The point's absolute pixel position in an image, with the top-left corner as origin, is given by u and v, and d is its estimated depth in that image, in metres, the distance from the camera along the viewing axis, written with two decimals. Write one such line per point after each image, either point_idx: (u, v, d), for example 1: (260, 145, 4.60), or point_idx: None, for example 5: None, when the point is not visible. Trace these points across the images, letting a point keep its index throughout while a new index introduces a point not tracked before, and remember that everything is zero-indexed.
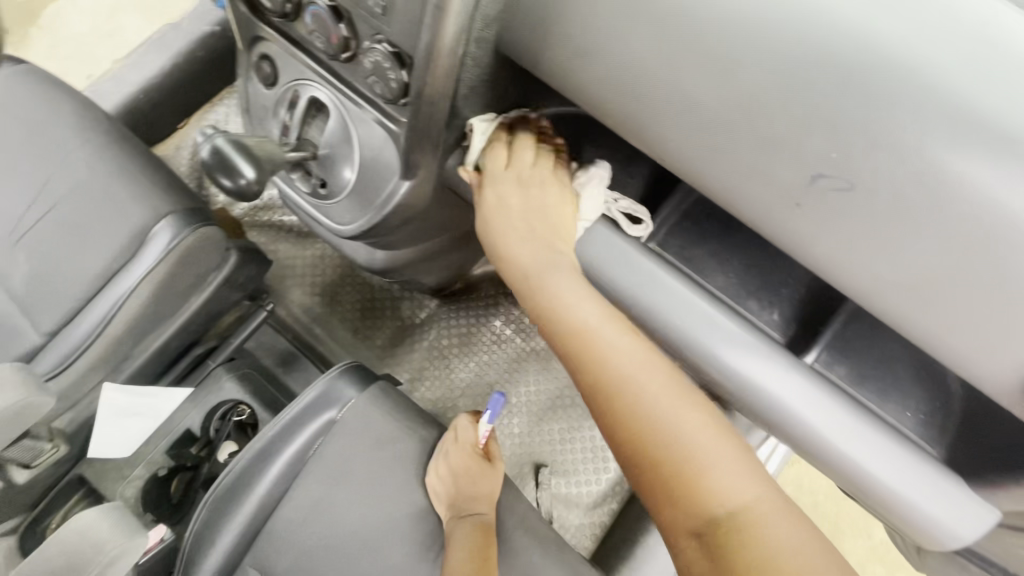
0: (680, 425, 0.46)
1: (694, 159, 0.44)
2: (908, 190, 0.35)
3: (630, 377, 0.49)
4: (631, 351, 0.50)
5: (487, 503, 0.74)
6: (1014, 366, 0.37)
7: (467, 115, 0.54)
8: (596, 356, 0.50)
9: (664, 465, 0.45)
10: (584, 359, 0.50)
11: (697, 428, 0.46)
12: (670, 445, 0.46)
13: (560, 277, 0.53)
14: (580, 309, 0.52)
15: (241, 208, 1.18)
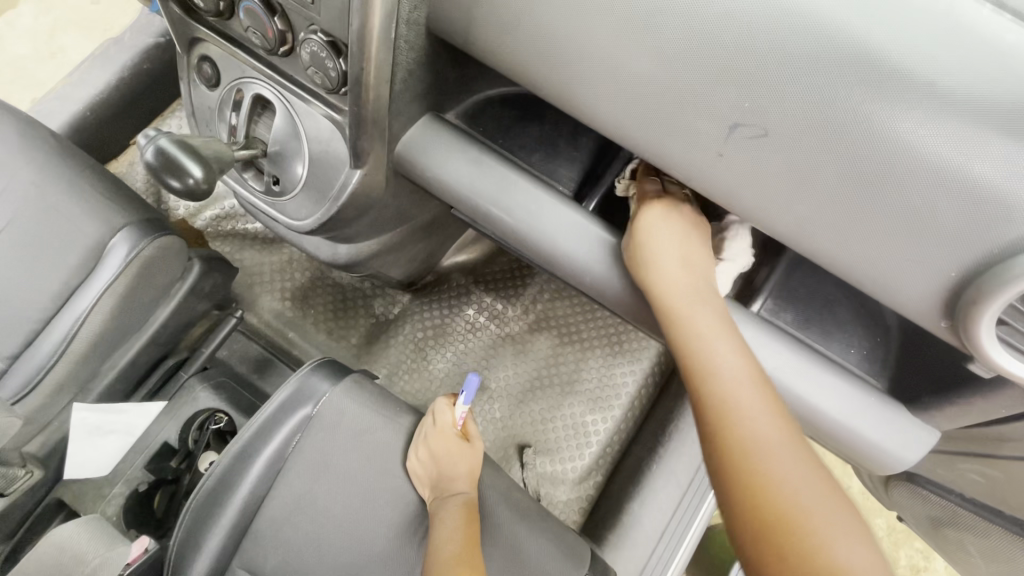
0: (770, 437, 0.41)
1: (625, 122, 0.45)
2: (813, 130, 0.38)
3: (731, 383, 0.44)
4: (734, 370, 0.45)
5: (469, 483, 0.75)
6: (927, 288, 0.40)
7: (409, 100, 0.55)
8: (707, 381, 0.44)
9: (754, 510, 0.38)
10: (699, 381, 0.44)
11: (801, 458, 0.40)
12: (749, 446, 0.41)
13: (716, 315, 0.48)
14: (717, 342, 0.46)
15: (205, 217, 1.18)
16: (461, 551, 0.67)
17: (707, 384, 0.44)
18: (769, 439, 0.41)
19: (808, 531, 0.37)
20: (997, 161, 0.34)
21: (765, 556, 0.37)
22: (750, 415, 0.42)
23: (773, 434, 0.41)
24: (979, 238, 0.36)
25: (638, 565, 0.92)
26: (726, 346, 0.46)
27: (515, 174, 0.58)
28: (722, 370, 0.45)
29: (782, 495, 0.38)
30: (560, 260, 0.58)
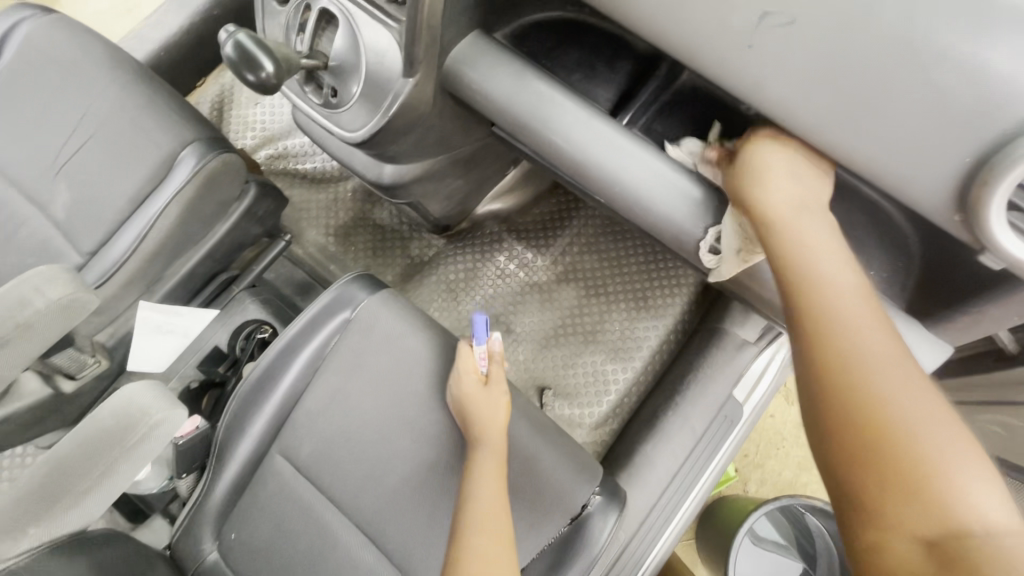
0: (870, 347, 0.42)
1: (659, 21, 0.48)
2: (838, 11, 0.40)
3: (836, 297, 0.44)
4: (831, 267, 0.46)
5: (498, 433, 0.73)
6: (946, 176, 0.42)
7: (461, 11, 0.59)
8: (803, 281, 0.46)
9: (852, 403, 0.40)
10: (792, 280, 0.46)
11: (923, 391, 0.39)
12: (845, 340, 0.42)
13: (806, 227, 0.48)
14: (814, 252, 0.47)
15: (261, 155, 1.27)
16: (493, 504, 0.66)
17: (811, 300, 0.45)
18: (871, 348, 0.41)
19: (929, 466, 0.36)
20: (1007, 45, 0.36)
21: (852, 458, 0.38)
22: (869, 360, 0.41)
23: (874, 343, 0.42)
24: (994, 118, 0.38)
25: (646, 504, 0.96)
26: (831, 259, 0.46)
27: (556, 89, 0.62)
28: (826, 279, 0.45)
29: (904, 440, 0.37)
30: (590, 170, 0.61)
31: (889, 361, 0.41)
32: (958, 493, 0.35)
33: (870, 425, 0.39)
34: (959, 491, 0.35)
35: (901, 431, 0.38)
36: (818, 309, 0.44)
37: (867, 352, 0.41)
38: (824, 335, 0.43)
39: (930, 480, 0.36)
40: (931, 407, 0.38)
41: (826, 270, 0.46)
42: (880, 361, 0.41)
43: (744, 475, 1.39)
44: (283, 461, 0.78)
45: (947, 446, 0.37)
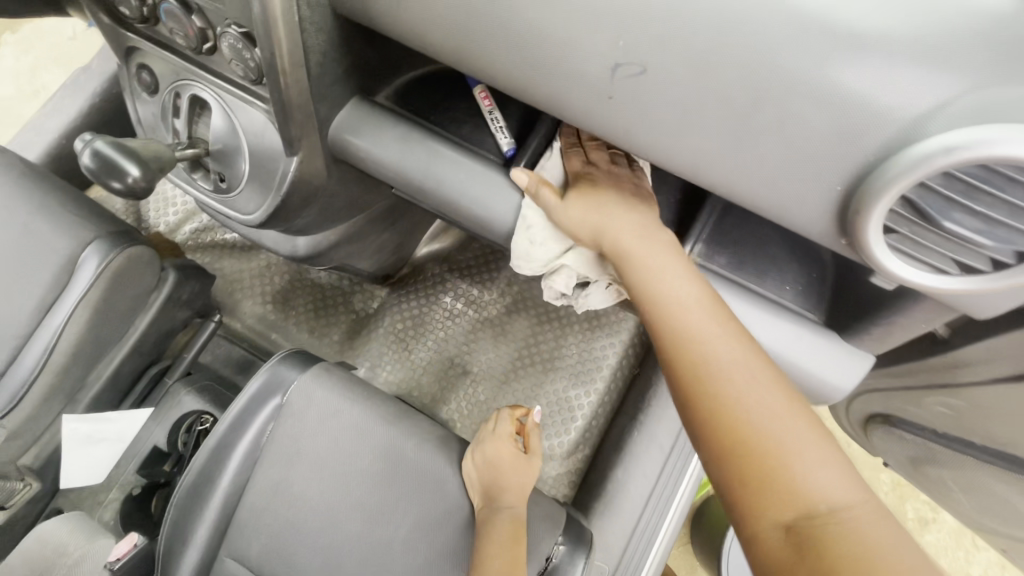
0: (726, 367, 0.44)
1: (520, 79, 0.46)
2: (684, 58, 0.38)
3: (687, 317, 0.47)
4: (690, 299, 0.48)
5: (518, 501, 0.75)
6: (825, 204, 0.40)
7: (331, 81, 0.57)
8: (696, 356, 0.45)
9: (723, 430, 0.41)
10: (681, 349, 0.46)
11: (773, 403, 0.41)
12: (725, 389, 0.43)
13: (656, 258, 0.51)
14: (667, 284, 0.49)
15: (185, 232, 1.21)
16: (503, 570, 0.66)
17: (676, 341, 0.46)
18: (734, 377, 0.43)
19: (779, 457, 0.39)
20: (858, 69, 0.34)
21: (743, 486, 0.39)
22: (755, 419, 0.40)
23: (766, 393, 0.42)
24: (858, 143, 0.37)
25: (625, 532, 0.93)
26: (736, 367, 0.43)
27: (445, 146, 0.60)
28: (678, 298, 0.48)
29: (774, 455, 0.39)
30: (494, 221, 0.60)
31: (772, 412, 0.41)
32: (804, 475, 0.38)
33: (741, 447, 0.40)
34: (806, 480, 0.37)
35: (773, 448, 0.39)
36: (709, 394, 0.43)
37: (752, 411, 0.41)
38: (715, 406, 0.42)
39: (786, 464, 0.38)
40: (774, 418, 0.40)
41: (687, 311, 0.47)
42: (769, 419, 0.40)
43: None
44: (234, 563, 0.73)
45: (794, 449, 0.39)
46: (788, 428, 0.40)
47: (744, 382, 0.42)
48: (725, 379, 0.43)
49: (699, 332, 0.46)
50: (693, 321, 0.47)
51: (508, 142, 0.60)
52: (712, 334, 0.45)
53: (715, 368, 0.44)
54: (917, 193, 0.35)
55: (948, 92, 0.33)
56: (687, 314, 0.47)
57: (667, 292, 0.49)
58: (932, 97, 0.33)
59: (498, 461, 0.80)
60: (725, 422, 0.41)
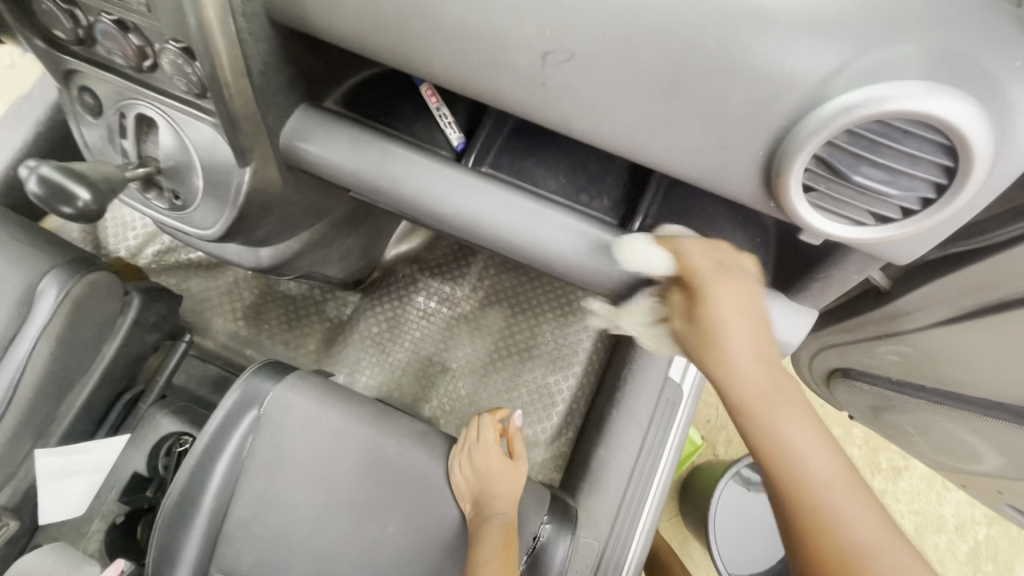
0: (817, 464, 0.41)
1: (458, 73, 0.47)
2: (607, 42, 0.40)
3: (774, 401, 0.43)
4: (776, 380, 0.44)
5: (509, 508, 0.76)
6: (751, 170, 0.43)
7: (276, 90, 0.57)
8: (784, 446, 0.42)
9: (812, 535, 0.39)
10: (765, 437, 0.42)
11: (862, 512, 0.39)
12: (817, 487, 0.40)
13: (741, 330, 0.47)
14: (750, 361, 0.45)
15: (147, 255, 1.19)
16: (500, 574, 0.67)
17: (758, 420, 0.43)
18: (822, 474, 0.40)
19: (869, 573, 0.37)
20: (764, 40, 0.37)
21: None
22: (846, 530, 0.39)
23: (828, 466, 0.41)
24: (773, 109, 0.39)
25: (612, 507, 0.96)
26: (832, 479, 0.40)
27: (397, 144, 0.61)
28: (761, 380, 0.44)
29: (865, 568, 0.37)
30: (446, 212, 0.61)
31: (861, 522, 0.39)
32: None
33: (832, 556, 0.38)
34: None
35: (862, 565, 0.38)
36: (805, 506, 0.40)
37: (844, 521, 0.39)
38: (802, 509, 0.40)
39: None
40: (864, 529, 0.39)
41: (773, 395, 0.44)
42: (860, 531, 0.39)
43: (710, 440, 1.37)
44: None
45: (885, 565, 0.38)
46: (876, 539, 0.38)
47: (841, 500, 0.40)
48: (821, 488, 0.40)
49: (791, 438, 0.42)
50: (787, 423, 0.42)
51: (458, 137, 0.62)
52: (806, 439, 0.42)
53: (813, 483, 0.40)
54: (827, 151, 0.38)
55: (846, 56, 0.36)
56: (775, 412, 0.43)
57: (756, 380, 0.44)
58: (831, 62, 0.36)
59: (486, 465, 0.80)
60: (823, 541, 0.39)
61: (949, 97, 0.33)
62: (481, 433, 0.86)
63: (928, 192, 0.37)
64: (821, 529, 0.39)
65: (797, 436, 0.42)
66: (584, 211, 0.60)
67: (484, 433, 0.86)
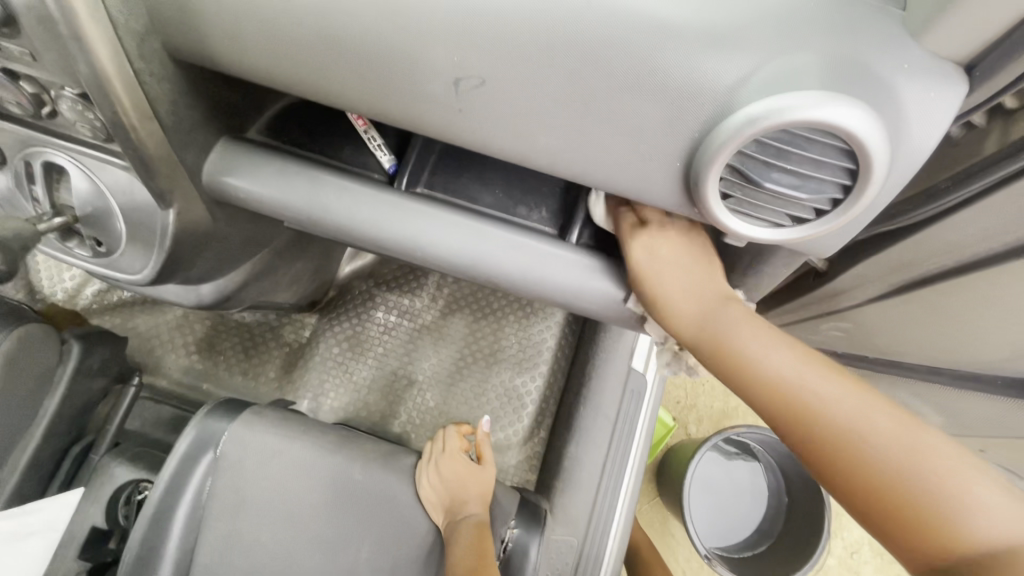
0: (827, 393, 0.41)
1: (374, 102, 0.46)
2: (516, 65, 0.40)
3: (767, 359, 0.44)
4: (773, 343, 0.45)
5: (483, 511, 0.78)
6: (671, 181, 0.44)
7: (190, 127, 0.55)
8: (783, 389, 0.42)
9: (836, 458, 0.38)
10: (759, 385, 0.44)
11: (889, 423, 0.38)
12: (831, 412, 0.40)
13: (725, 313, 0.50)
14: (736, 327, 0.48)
15: (87, 296, 1.13)
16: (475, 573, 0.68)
17: (757, 376, 0.44)
18: (833, 401, 0.40)
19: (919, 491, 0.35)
20: (668, 57, 0.37)
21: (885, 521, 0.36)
22: (870, 440, 0.38)
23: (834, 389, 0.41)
24: (683, 123, 0.40)
25: (587, 502, 0.98)
26: (842, 400, 0.40)
27: (326, 172, 0.60)
28: (757, 348, 0.46)
29: (909, 483, 0.36)
30: (377, 235, 0.61)
31: (885, 433, 0.38)
32: (966, 511, 0.34)
33: (871, 478, 0.37)
34: (967, 510, 0.34)
35: (903, 477, 0.36)
36: (828, 439, 0.39)
37: (870, 435, 0.38)
38: (824, 440, 0.39)
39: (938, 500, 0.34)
40: (892, 433, 0.37)
41: (768, 355, 0.45)
42: (886, 438, 0.37)
43: (682, 421, 1.40)
44: None
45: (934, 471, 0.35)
46: (911, 441, 0.37)
47: (903, 452, 0.36)
48: (834, 416, 0.39)
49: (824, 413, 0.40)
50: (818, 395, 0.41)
51: (388, 159, 0.61)
52: (806, 374, 0.42)
53: (833, 416, 0.39)
54: (738, 160, 0.39)
55: (747, 68, 0.36)
56: (774, 363, 0.44)
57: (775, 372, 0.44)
58: (734, 74, 0.37)
59: (456, 473, 0.81)
60: (887, 508, 0.36)
61: (842, 104, 0.34)
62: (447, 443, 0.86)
63: (836, 193, 0.39)
64: (848, 452, 0.38)
65: (792, 371, 0.43)
66: (524, 224, 0.60)
67: (449, 440, 0.86)
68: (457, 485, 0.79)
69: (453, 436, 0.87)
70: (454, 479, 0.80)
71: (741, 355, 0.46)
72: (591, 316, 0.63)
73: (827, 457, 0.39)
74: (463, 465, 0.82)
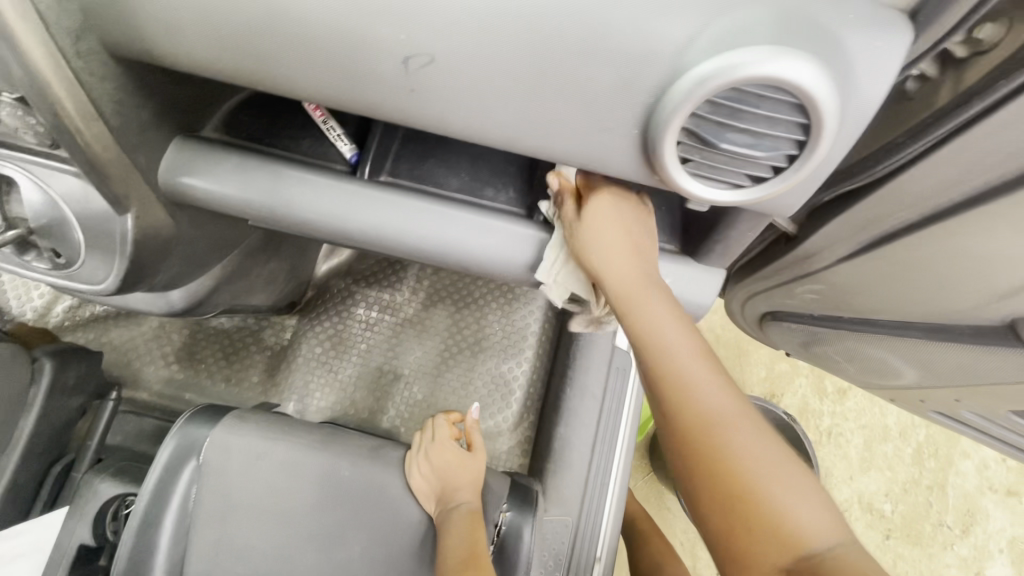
0: (710, 394, 0.44)
1: (324, 88, 0.45)
2: (464, 39, 0.39)
3: (673, 351, 0.47)
4: (682, 341, 0.48)
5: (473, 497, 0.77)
6: (630, 150, 0.43)
7: (140, 127, 0.53)
8: (676, 377, 0.45)
9: (698, 449, 0.42)
10: (658, 367, 0.47)
11: (750, 431, 0.42)
12: (707, 409, 0.43)
13: (651, 298, 0.51)
14: (653, 311, 0.50)
15: (58, 312, 1.11)
16: (468, 560, 0.68)
17: (657, 360, 0.47)
18: (715, 403, 0.43)
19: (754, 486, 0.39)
20: (616, 21, 0.37)
21: (717, 508, 0.40)
22: (723, 436, 0.42)
23: (718, 391, 0.44)
24: (637, 87, 0.39)
25: (579, 481, 0.99)
26: (720, 402, 0.43)
27: (286, 166, 0.58)
28: (665, 338, 0.48)
29: (747, 480, 0.40)
30: (338, 227, 0.60)
31: (743, 435, 0.42)
32: (786, 513, 0.38)
33: (720, 470, 0.41)
34: (786, 509, 0.38)
35: (746, 474, 0.40)
36: (699, 431, 0.42)
37: (729, 431, 0.42)
38: (690, 429, 0.43)
39: (765, 499, 0.39)
40: (749, 440, 0.41)
41: (673, 346, 0.47)
42: (741, 440, 0.41)
43: None
44: None
45: (769, 476, 0.40)
46: (760, 450, 0.41)
47: (752, 447, 0.41)
48: (709, 415, 0.43)
49: (712, 414, 0.43)
50: (706, 398, 0.44)
51: (349, 149, 0.59)
52: (699, 372, 0.45)
53: (707, 413, 0.43)
54: (692, 122, 0.39)
55: (695, 27, 0.36)
56: (676, 354, 0.47)
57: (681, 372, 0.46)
58: (683, 34, 0.36)
59: (448, 459, 0.80)
60: (730, 490, 0.40)
61: (790, 58, 0.34)
62: (438, 432, 0.86)
63: (791, 149, 0.39)
64: (710, 443, 0.41)
65: (687, 366, 0.46)
66: (492, 206, 0.59)
67: (439, 429, 0.85)
68: (446, 472, 0.78)
69: (445, 424, 0.87)
70: (444, 466, 0.79)
71: (648, 336, 0.49)
72: (567, 295, 0.63)
73: (689, 442, 0.42)
74: (453, 452, 0.82)
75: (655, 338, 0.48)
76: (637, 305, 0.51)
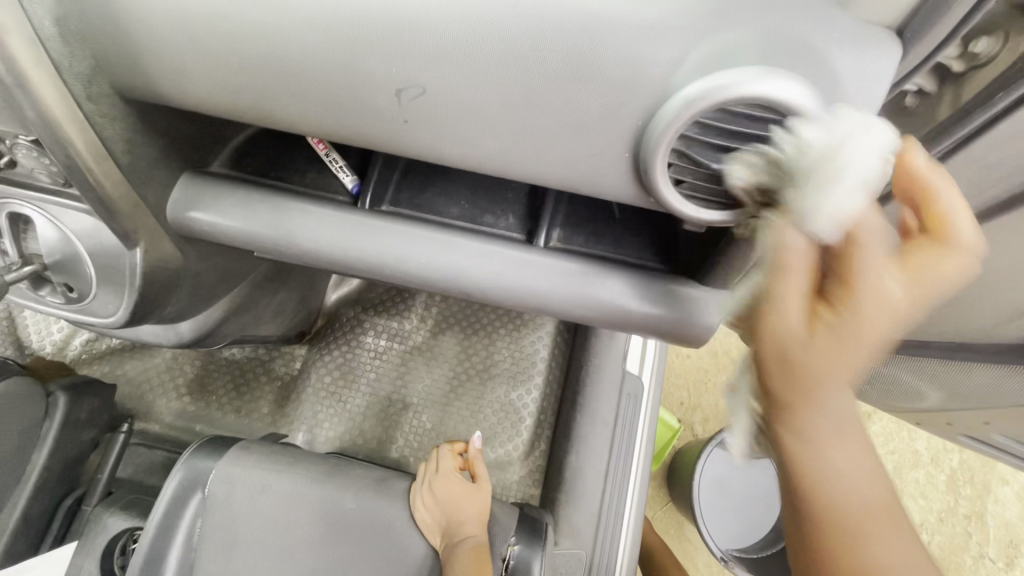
0: (850, 458, 0.34)
1: (321, 122, 0.47)
2: (454, 71, 0.40)
3: (834, 425, 0.33)
4: (835, 377, 0.33)
5: (480, 530, 0.77)
6: (622, 173, 0.43)
7: (149, 164, 0.55)
8: (807, 431, 0.34)
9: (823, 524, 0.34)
10: (786, 414, 0.34)
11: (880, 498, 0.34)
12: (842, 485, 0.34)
13: (843, 371, 0.33)
14: (812, 363, 0.33)
15: (75, 346, 1.13)
16: None
17: (802, 421, 0.34)
18: (859, 471, 0.33)
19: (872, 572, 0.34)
20: (601, 49, 0.37)
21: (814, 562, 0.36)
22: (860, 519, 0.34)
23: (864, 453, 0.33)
24: (625, 111, 0.40)
25: (592, 512, 0.96)
26: (864, 480, 0.34)
27: (290, 199, 0.60)
28: (832, 404, 0.33)
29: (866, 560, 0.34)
30: (346, 258, 0.60)
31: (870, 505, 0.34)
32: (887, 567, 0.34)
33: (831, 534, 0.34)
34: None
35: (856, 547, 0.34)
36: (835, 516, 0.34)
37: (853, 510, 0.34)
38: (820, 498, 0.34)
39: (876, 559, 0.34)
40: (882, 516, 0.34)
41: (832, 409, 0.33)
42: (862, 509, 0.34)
43: (688, 421, 1.36)
44: None
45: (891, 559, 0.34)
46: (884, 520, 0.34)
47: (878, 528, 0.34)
48: (841, 483, 0.34)
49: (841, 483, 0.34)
50: (830, 400, 0.33)
51: (352, 180, 0.61)
52: (845, 422, 0.33)
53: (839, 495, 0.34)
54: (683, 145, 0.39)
55: (680, 52, 0.36)
56: (830, 431, 0.33)
57: (846, 457, 0.34)
58: (669, 59, 0.37)
59: (452, 492, 0.79)
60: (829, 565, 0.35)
61: (777, 79, 0.34)
62: (441, 463, 0.84)
63: None
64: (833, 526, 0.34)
65: (826, 418, 0.33)
66: (492, 232, 0.60)
67: (442, 460, 0.84)
68: (450, 506, 0.77)
69: (450, 456, 0.86)
70: (448, 499, 0.78)
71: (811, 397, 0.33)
72: (569, 320, 0.62)
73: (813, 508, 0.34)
74: (457, 484, 0.81)
75: (809, 387, 0.33)
76: (802, 370, 0.34)
